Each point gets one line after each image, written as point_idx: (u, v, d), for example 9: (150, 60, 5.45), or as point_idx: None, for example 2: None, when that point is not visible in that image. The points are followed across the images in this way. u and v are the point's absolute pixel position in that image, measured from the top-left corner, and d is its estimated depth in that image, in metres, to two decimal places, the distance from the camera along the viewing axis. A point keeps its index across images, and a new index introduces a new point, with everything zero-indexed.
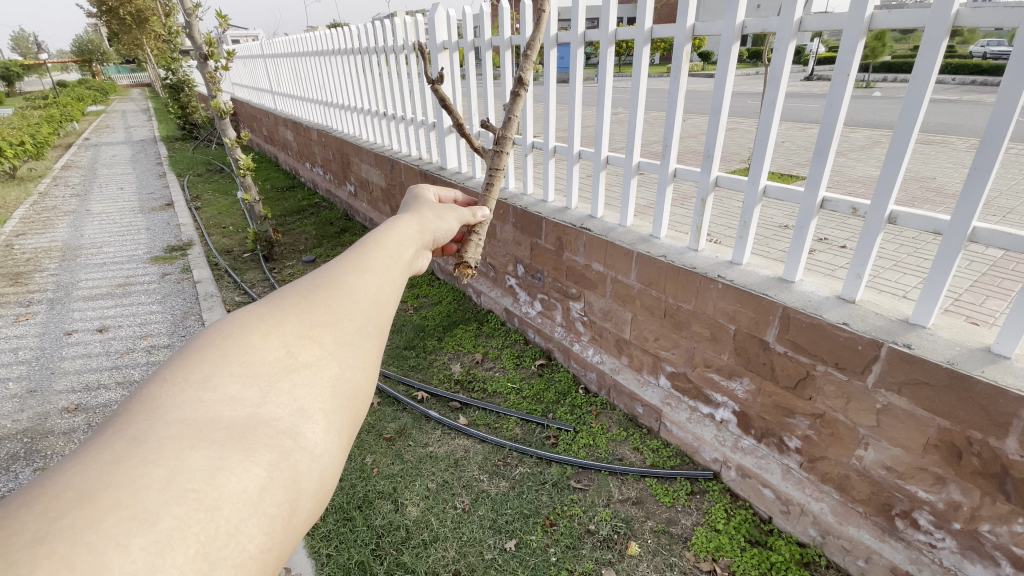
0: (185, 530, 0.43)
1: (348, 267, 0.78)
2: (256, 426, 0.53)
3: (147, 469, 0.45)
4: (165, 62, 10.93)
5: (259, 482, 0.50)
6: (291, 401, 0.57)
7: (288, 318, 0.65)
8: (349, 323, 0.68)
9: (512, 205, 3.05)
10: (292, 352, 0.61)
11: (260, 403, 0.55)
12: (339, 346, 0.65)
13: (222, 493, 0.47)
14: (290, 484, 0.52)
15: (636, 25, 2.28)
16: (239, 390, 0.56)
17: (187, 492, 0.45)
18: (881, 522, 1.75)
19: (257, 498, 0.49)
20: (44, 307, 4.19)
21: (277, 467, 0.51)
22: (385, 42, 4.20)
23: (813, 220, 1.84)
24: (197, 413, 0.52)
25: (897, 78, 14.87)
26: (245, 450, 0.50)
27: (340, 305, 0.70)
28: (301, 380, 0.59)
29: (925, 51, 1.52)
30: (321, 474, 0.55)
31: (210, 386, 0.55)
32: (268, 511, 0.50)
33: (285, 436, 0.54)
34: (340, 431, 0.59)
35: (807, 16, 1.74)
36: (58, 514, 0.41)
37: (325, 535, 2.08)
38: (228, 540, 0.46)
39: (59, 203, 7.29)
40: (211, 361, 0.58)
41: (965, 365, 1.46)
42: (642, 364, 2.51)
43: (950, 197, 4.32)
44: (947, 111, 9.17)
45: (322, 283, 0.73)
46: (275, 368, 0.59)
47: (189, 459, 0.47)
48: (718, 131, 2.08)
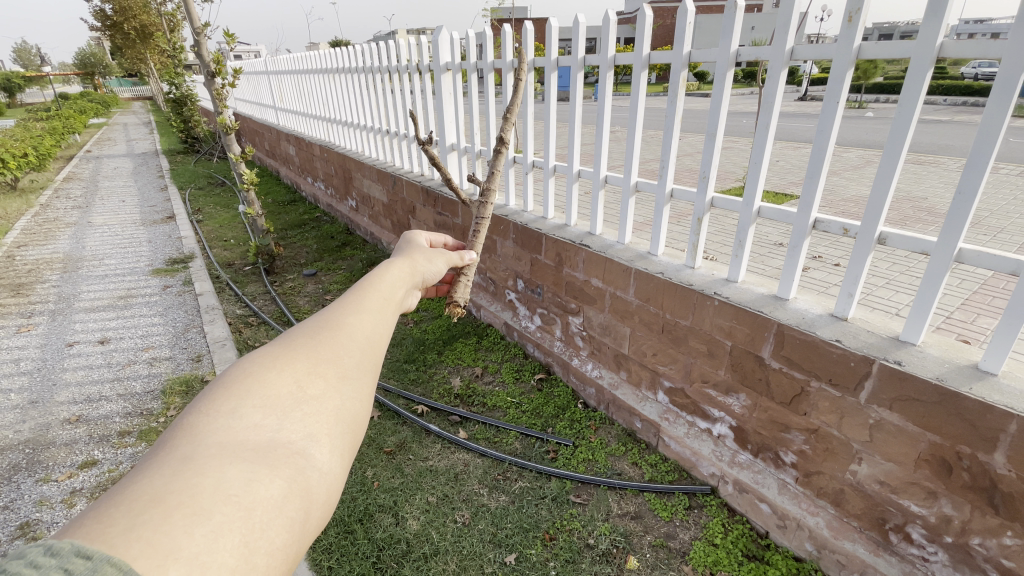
0: (230, 525, 0.49)
1: (348, 307, 0.81)
2: (276, 447, 0.58)
3: (199, 478, 0.52)
4: (169, 76, 11.06)
5: (282, 491, 0.55)
6: (304, 426, 0.62)
7: (299, 354, 0.69)
8: (351, 358, 0.72)
9: (512, 221, 3.10)
10: (302, 385, 0.66)
11: (278, 428, 0.60)
12: (343, 378, 0.69)
13: (256, 497, 0.52)
14: (306, 495, 0.56)
15: (635, 50, 2.36)
16: (260, 417, 0.60)
17: (230, 495, 0.51)
18: (875, 536, 1.78)
19: (281, 505, 0.54)
20: (45, 318, 4.21)
21: (296, 479, 0.56)
22: (388, 62, 4.30)
23: (806, 240, 1.90)
24: (228, 436, 0.57)
25: (889, 98, 15.18)
26: (270, 465, 0.56)
27: (341, 342, 0.73)
28: (311, 410, 0.64)
29: (911, 80, 1.60)
30: (331, 487, 0.59)
31: (236, 414, 0.60)
32: (290, 515, 0.54)
33: (299, 455, 0.58)
34: (345, 453, 0.63)
35: (799, 46, 1.83)
36: (139, 511, 0.48)
37: (326, 548, 2.09)
38: (261, 535, 0.51)
39: (60, 214, 7.34)
40: (234, 394, 0.62)
41: (953, 381, 1.50)
42: (640, 379, 2.55)
43: (941, 216, 4.42)
44: (937, 131, 9.36)
45: (324, 322, 0.77)
46: (288, 399, 0.63)
47: (226, 471, 0.53)
48: (714, 153, 2.15)
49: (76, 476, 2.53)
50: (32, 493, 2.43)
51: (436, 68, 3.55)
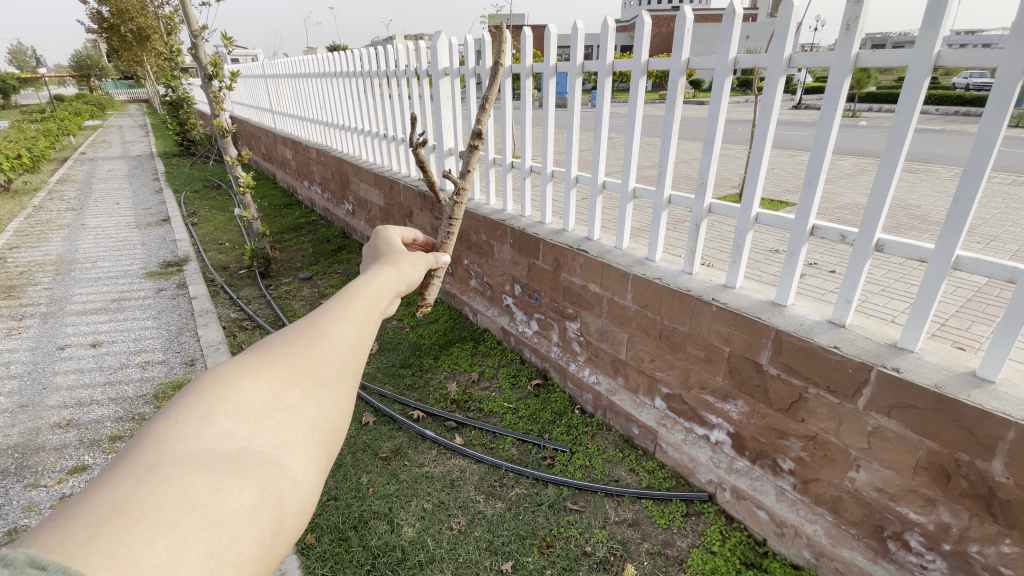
0: (195, 536, 0.47)
1: (328, 313, 0.77)
2: (247, 457, 0.55)
3: (165, 487, 0.49)
4: (166, 79, 11.04)
5: (252, 501, 0.52)
6: (278, 434, 0.59)
7: (275, 360, 0.66)
8: (329, 365, 0.68)
9: (510, 226, 3.10)
10: (277, 392, 0.62)
11: (250, 437, 0.57)
12: (320, 386, 0.66)
13: (223, 507, 0.50)
14: (278, 506, 0.54)
15: (634, 57, 2.37)
16: (232, 425, 0.57)
17: (195, 505, 0.48)
18: (873, 544, 1.77)
19: (250, 514, 0.51)
20: (37, 321, 4.16)
21: (267, 489, 0.53)
22: (386, 66, 4.30)
23: (804, 246, 1.90)
24: (196, 444, 0.54)
25: (882, 108, 15.35)
26: (240, 474, 0.53)
27: (319, 349, 0.70)
28: (285, 418, 0.60)
29: (908, 88, 1.61)
30: (304, 497, 0.56)
31: (207, 421, 0.57)
32: (260, 525, 0.52)
33: (271, 465, 0.56)
34: (320, 463, 0.60)
35: (796, 54, 1.84)
36: (100, 521, 0.45)
37: (320, 555, 2.06)
38: (228, 546, 0.48)
39: (54, 216, 7.28)
40: (206, 401, 0.59)
41: (952, 389, 1.50)
42: (637, 385, 2.54)
43: (935, 224, 4.45)
44: (930, 140, 9.47)
45: (302, 329, 0.73)
46: (262, 407, 0.60)
47: (195, 480, 0.51)
48: (712, 159, 2.16)
49: (66, 482, 2.50)
50: (20, 499, 2.39)
51: (434, 73, 3.55)
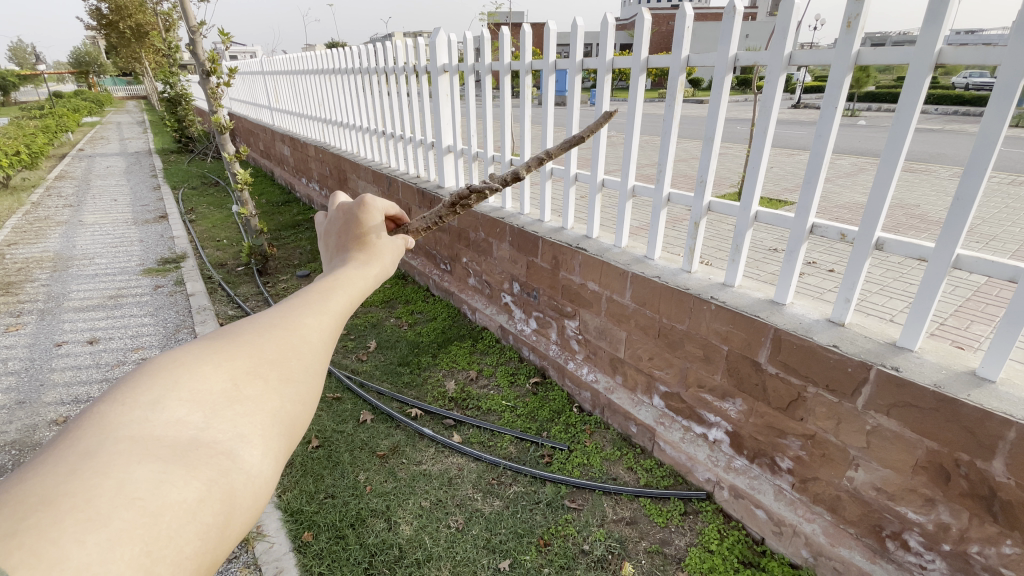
0: (131, 532, 0.44)
1: (302, 303, 0.71)
2: (197, 448, 0.51)
3: (101, 479, 0.45)
4: (164, 76, 10.99)
5: (197, 496, 0.49)
6: (234, 426, 0.55)
7: (238, 347, 0.61)
8: (297, 359, 0.63)
9: (508, 223, 3.09)
10: (238, 382, 0.58)
11: (203, 426, 0.53)
12: (286, 377, 0.61)
13: (165, 501, 0.47)
14: (227, 500, 0.51)
15: (633, 54, 2.35)
16: (185, 413, 0.53)
17: (134, 499, 0.45)
18: (872, 543, 1.77)
19: (194, 510, 0.48)
20: (34, 317, 4.15)
21: (215, 483, 0.50)
22: (384, 62, 4.27)
23: (803, 245, 1.89)
24: (144, 431, 0.50)
25: (882, 107, 15.34)
26: (188, 466, 0.50)
27: (288, 340, 0.64)
28: (244, 410, 0.56)
29: (909, 86, 1.60)
30: (255, 492, 0.54)
31: (158, 408, 0.52)
32: (204, 520, 0.49)
33: (223, 456, 0.52)
34: (277, 455, 0.57)
35: (797, 52, 1.82)
36: (27, 512, 0.41)
37: (317, 553, 2.06)
38: (168, 542, 0.46)
39: (52, 213, 7.25)
40: (159, 384, 0.54)
41: (952, 388, 1.50)
42: (635, 383, 2.54)
43: (935, 224, 4.45)
44: (929, 140, 9.48)
45: (272, 316, 0.68)
46: (221, 395, 0.56)
47: (135, 472, 0.47)
48: (711, 157, 2.15)
49: None
50: None
51: (433, 69, 3.53)
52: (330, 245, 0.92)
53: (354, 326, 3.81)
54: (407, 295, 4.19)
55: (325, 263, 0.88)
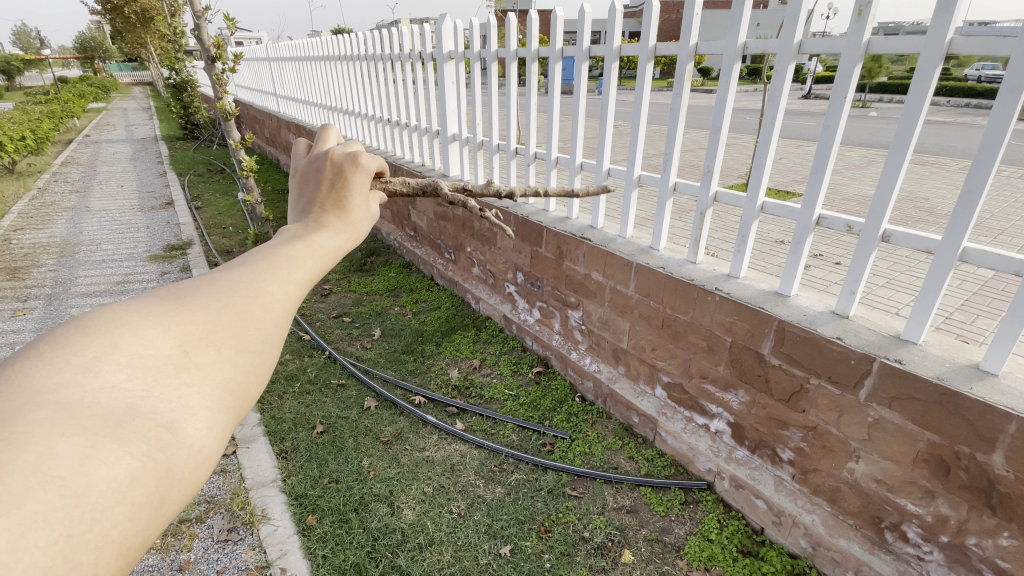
0: (49, 515, 0.39)
1: (268, 267, 0.65)
2: (133, 421, 0.46)
3: (15, 453, 0.40)
4: (169, 62, 10.96)
5: (129, 474, 0.44)
6: (179, 397, 0.49)
7: (191, 310, 0.55)
8: (258, 327, 0.58)
9: (513, 213, 3.08)
10: (188, 348, 0.52)
11: (144, 395, 0.48)
12: (242, 350, 0.56)
13: (90, 480, 0.42)
14: (164, 477, 0.46)
15: (641, 42, 2.32)
16: (124, 380, 0.48)
17: (52, 478, 0.40)
18: (870, 534, 1.78)
19: (125, 489, 0.44)
20: (42, 302, 4.19)
21: (152, 459, 0.46)
22: (390, 49, 4.24)
23: (810, 236, 1.88)
24: (74, 400, 0.45)
25: (893, 98, 15.08)
26: (121, 439, 0.45)
27: (247, 306, 0.59)
28: (191, 379, 0.51)
29: (920, 75, 1.57)
30: (199, 468, 0.49)
31: (91, 371, 0.47)
32: (136, 499, 0.45)
33: (162, 430, 0.47)
34: (226, 430, 0.52)
35: (807, 40, 1.80)
36: None
37: (321, 536, 2.09)
38: (92, 525, 0.41)
39: (59, 199, 7.29)
40: (98, 346, 0.49)
41: (954, 381, 1.50)
42: (638, 373, 2.55)
43: (944, 217, 4.40)
44: (940, 132, 9.35)
45: (235, 278, 0.62)
46: (165, 361, 0.50)
47: (58, 446, 0.42)
48: (719, 147, 2.12)
49: None
50: None
51: (438, 56, 3.50)
52: (304, 193, 0.83)
53: (359, 313, 3.83)
54: (411, 284, 4.21)
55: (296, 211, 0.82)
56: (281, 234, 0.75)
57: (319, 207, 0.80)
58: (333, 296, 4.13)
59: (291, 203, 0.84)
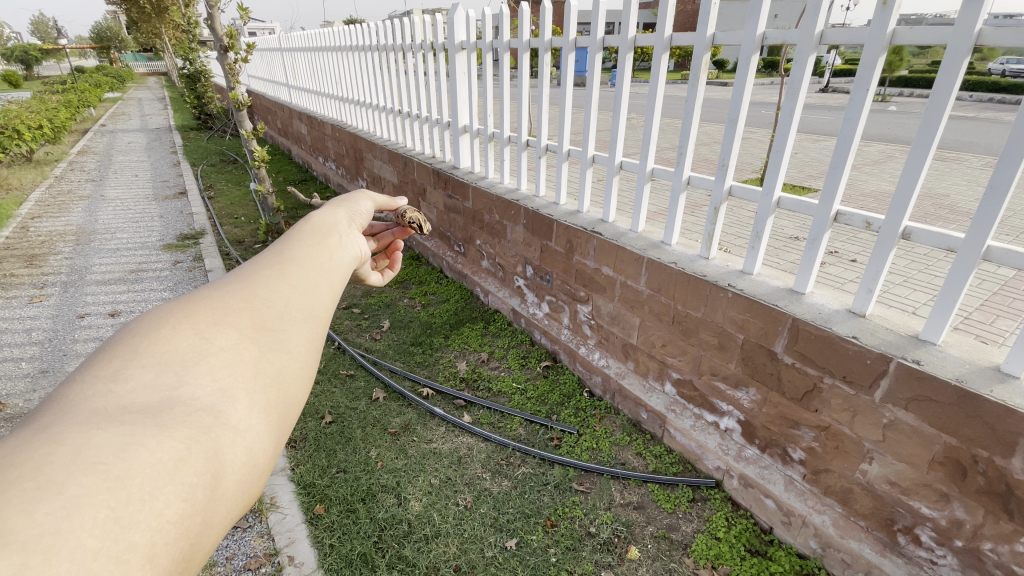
0: (93, 497, 0.34)
1: (269, 254, 0.62)
2: (172, 408, 0.43)
3: (52, 448, 0.36)
4: (184, 52, 11.00)
5: (175, 456, 0.40)
6: (212, 380, 0.46)
7: (198, 304, 0.52)
8: (274, 303, 0.54)
9: (523, 206, 3.05)
10: (206, 335, 0.49)
11: (177, 385, 0.45)
12: (261, 328, 0.52)
13: (134, 463, 0.37)
14: (215, 459, 0.42)
15: (656, 32, 2.26)
16: (153, 377, 0.45)
17: (94, 464, 0.35)
18: (883, 537, 1.75)
19: (173, 469, 0.39)
20: (58, 289, 4.26)
21: (197, 441, 0.41)
22: (402, 40, 4.21)
23: (826, 233, 1.84)
24: (109, 402, 0.42)
25: (913, 92, 14.72)
26: (160, 425, 0.41)
27: (255, 287, 0.55)
28: (220, 361, 0.48)
29: (945, 67, 1.52)
30: (250, 448, 0.45)
31: (120, 377, 0.45)
32: (188, 480, 0.39)
33: (204, 413, 0.43)
34: (268, 409, 0.48)
35: (828, 30, 1.74)
36: None
37: (329, 525, 2.10)
38: (142, 506, 0.36)
39: (74, 187, 7.39)
40: (119, 357, 0.47)
41: (974, 383, 1.46)
42: (648, 369, 2.52)
43: (964, 216, 4.28)
44: (960, 127, 9.12)
45: (236, 271, 0.59)
46: (188, 351, 0.48)
47: (95, 437, 0.38)
48: (734, 141, 2.08)
49: None
50: None
51: (451, 47, 3.47)
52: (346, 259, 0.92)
53: (368, 305, 3.84)
54: (420, 276, 4.21)
55: None
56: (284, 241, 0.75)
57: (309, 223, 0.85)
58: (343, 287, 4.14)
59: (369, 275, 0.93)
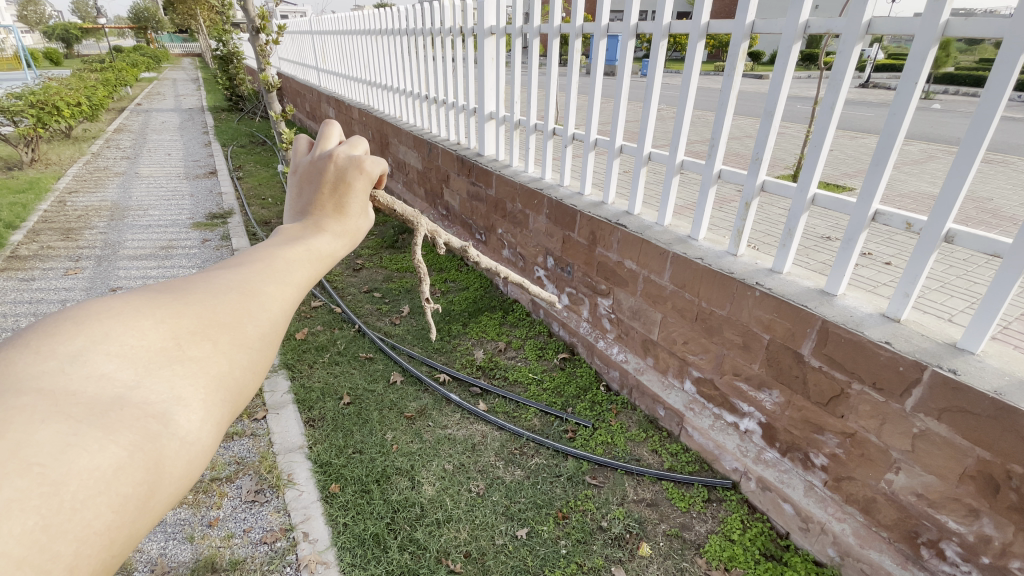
0: (24, 503, 0.38)
1: (267, 266, 0.66)
2: (122, 408, 0.46)
3: None
4: (217, 35, 11.15)
5: (115, 461, 0.44)
6: (169, 387, 0.49)
7: (184, 307, 0.55)
8: (257, 323, 0.59)
9: (547, 195, 3.02)
10: (181, 340, 0.53)
11: (134, 384, 0.48)
12: (238, 346, 0.56)
13: (71, 468, 0.41)
14: (154, 467, 0.46)
15: (692, 20, 2.18)
16: (113, 368, 0.48)
17: (32, 465, 0.40)
18: (905, 549, 1.69)
19: (109, 478, 0.43)
20: (92, 263, 4.40)
21: (140, 449, 0.45)
22: (432, 24, 4.16)
23: (863, 233, 1.76)
24: (60, 385, 0.45)
25: (958, 91, 14.05)
26: (105, 427, 0.44)
27: (248, 303, 0.60)
28: (185, 369, 0.51)
29: (1002, 62, 1.42)
30: (192, 460, 0.49)
31: (77, 359, 0.47)
32: (121, 490, 0.44)
33: (153, 419, 0.47)
34: (219, 423, 0.52)
35: (877, 19, 1.64)
36: None
37: (343, 505, 2.13)
38: (71, 516, 0.40)
39: (110, 165, 7.60)
40: (86, 336, 0.49)
41: (1014, 397, 1.39)
42: (666, 366, 2.48)
43: (1009, 221, 4.08)
44: (1008, 128, 8.67)
45: (233, 276, 0.63)
46: (157, 352, 0.51)
47: (38, 433, 0.41)
48: (770, 132, 2.00)
49: None
50: None
51: (480, 32, 3.42)
52: (304, 194, 0.83)
53: (389, 290, 3.87)
54: (440, 263, 4.22)
55: (296, 204, 0.84)
56: (279, 234, 0.77)
57: (319, 210, 0.81)
58: (365, 272, 4.17)
59: (291, 203, 0.85)
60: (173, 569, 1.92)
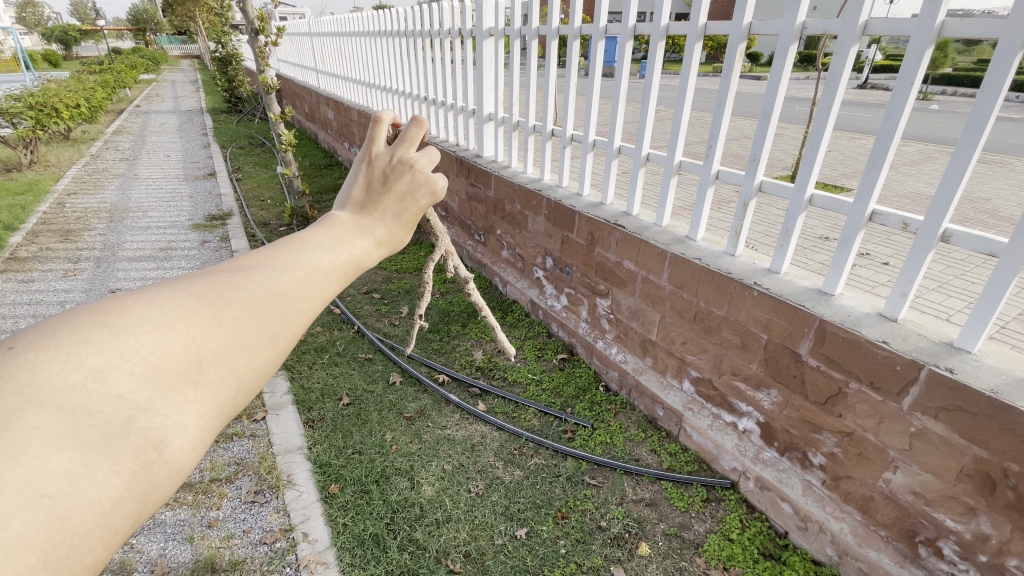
0: (31, 537, 0.42)
1: (303, 276, 0.66)
2: (132, 434, 0.48)
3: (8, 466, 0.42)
4: (217, 36, 11.16)
5: (115, 492, 0.47)
6: (177, 413, 0.52)
7: (211, 325, 0.56)
8: (272, 347, 0.61)
9: (546, 196, 3.03)
10: (202, 362, 0.54)
11: (146, 408, 0.50)
12: (250, 372, 0.58)
13: (77, 501, 0.45)
14: (144, 496, 0.49)
15: (690, 21, 2.19)
16: (131, 389, 0.50)
17: (42, 498, 0.43)
18: (903, 547, 1.70)
19: (107, 509, 0.47)
20: (91, 264, 4.40)
21: (136, 480, 0.48)
22: (430, 25, 4.17)
23: (860, 233, 1.77)
24: (79, 405, 0.48)
25: (955, 92, 14.08)
26: (112, 456, 0.47)
27: (275, 322, 0.61)
28: (196, 395, 0.53)
29: (998, 62, 1.43)
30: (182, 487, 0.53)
31: (102, 377, 0.50)
32: (115, 521, 0.48)
33: (152, 449, 0.49)
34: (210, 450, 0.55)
35: (873, 20, 1.65)
36: None
37: (342, 505, 2.14)
38: (70, 549, 0.44)
39: (109, 166, 7.60)
40: (114, 350, 0.51)
41: (1010, 395, 1.39)
42: (665, 366, 2.49)
43: (1007, 221, 4.09)
44: (1006, 129, 8.68)
45: (268, 284, 0.63)
46: (175, 372, 0.52)
47: (53, 461, 0.44)
48: (768, 133, 2.00)
49: None
50: None
51: (478, 33, 3.43)
52: (367, 189, 0.82)
53: (388, 291, 3.88)
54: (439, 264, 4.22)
55: (357, 194, 0.82)
56: (325, 227, 0.76)
57: (376, 211, 0.80)
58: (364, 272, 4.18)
59: (350, 188, 0.84)
60: (173, 570, 1.92)
